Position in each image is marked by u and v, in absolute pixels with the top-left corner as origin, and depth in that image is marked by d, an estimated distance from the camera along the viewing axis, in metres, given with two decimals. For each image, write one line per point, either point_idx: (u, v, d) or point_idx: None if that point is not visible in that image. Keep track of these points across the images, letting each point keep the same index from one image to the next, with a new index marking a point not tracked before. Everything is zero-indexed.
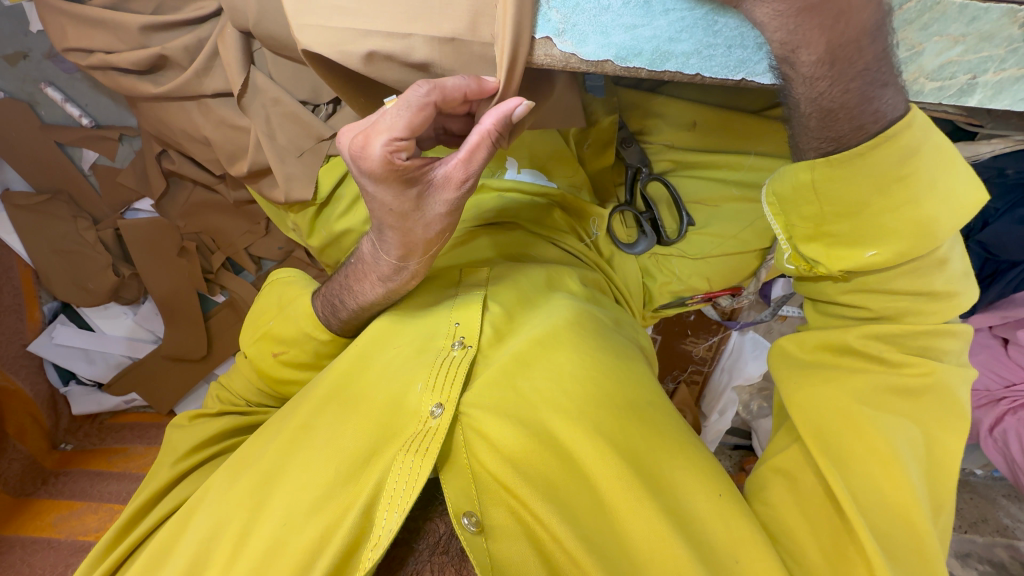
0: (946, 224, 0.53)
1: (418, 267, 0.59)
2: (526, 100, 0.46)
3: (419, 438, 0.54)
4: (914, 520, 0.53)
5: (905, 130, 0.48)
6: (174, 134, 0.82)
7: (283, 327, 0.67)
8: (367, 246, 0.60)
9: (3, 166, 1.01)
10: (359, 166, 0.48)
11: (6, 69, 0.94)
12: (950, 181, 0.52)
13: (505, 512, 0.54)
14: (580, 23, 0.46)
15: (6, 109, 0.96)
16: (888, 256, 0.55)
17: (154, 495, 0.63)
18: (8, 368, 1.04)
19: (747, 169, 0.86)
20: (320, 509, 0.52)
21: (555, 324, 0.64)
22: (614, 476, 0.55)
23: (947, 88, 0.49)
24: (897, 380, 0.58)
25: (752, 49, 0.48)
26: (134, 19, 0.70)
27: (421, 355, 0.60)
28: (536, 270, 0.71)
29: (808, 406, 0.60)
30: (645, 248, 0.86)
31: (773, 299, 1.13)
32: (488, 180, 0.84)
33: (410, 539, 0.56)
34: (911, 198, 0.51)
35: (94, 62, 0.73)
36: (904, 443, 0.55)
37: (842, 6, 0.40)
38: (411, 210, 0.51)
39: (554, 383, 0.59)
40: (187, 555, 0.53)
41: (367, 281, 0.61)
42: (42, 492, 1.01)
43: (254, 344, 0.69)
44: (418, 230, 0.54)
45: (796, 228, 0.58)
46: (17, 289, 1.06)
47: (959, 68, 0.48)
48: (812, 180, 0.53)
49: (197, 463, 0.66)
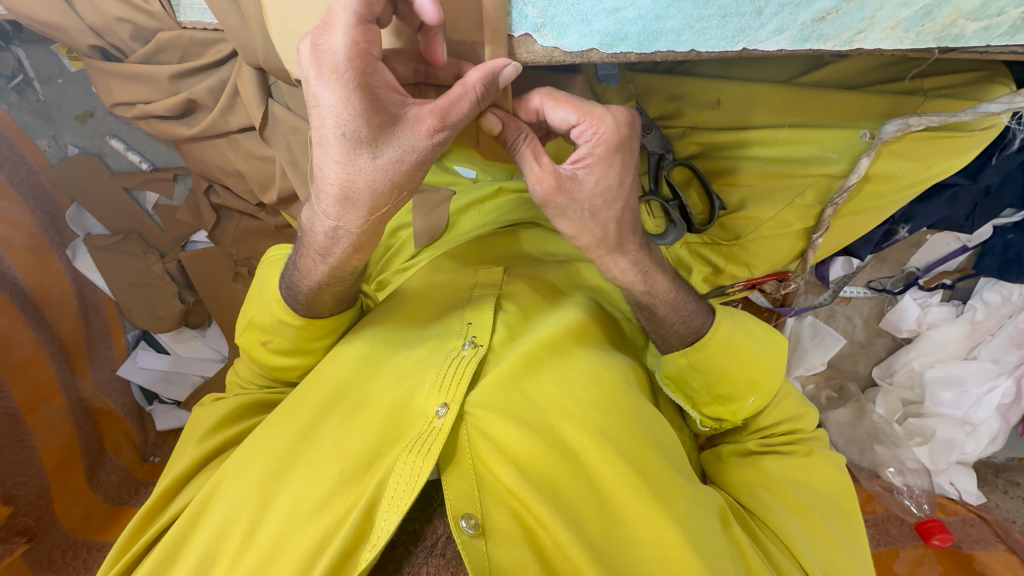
0: (772, 369, 0.67)
1: (354, 238, 0.55)
2: (515, 61, 0.45)
3: (423, 437, 0.55)
4: (843, 560, 0.61)
5: (718, 327, 0.66)
6: (213, 170, 0.89)
7: (261, 315, 0.67)
8: (308, 213, 0.57)
9: (82, 212, 1.14)
10: (319, 63, 0.42)
11: (79, 127, 1.11)
12: (759, 339, 0.67)
13: (508, 515, 0.53)
14: (558, 14, 0.44)
15: (82, 163, 1.11)
16: (760, 399, 0.67)
17: (169, 489, 0.67)
18: (102, 391, 1.16)
19: (782, 143, 0.78)
20: (325, 507, 0.54)
21: (568, 324, 0.67)
22: (620, 477, 0.56)
23: (995, 27, 0.43)
24: (787, 453, 0.68)
25: (752, 15, 0.43)
26: (163, 70, 0.77)
27: (433, 356, 0.62)
28: (556, 269, 0.75)
29: (741, 481, 0.68)
30: (677, 237, 0.79)
31: (833, 281, 1.05)
32: (507, 181, 0.86)
33: (408, 541, 0.56)
34: (750, 367, 0.66)
35: (138, 113, 0.82)
36: (813, 497, 0.65)
37: (621, 153, 0.52)
38: (368, 139, 0.45)
39: (561, 388, 0.60)
40: (201, 548, 0.56)
41: (314, 250, 0.58)
42: (137, 500, 1.13)
43: (243, 335, 0.70)
44: (358, 181, 0.48)
45: (696, 398, 0.68)
46: (104, 320, 1.19)
47: (1006, 2, 0.41)
48: (689, 363, 0.66)
49: (218, 445, 0.69)
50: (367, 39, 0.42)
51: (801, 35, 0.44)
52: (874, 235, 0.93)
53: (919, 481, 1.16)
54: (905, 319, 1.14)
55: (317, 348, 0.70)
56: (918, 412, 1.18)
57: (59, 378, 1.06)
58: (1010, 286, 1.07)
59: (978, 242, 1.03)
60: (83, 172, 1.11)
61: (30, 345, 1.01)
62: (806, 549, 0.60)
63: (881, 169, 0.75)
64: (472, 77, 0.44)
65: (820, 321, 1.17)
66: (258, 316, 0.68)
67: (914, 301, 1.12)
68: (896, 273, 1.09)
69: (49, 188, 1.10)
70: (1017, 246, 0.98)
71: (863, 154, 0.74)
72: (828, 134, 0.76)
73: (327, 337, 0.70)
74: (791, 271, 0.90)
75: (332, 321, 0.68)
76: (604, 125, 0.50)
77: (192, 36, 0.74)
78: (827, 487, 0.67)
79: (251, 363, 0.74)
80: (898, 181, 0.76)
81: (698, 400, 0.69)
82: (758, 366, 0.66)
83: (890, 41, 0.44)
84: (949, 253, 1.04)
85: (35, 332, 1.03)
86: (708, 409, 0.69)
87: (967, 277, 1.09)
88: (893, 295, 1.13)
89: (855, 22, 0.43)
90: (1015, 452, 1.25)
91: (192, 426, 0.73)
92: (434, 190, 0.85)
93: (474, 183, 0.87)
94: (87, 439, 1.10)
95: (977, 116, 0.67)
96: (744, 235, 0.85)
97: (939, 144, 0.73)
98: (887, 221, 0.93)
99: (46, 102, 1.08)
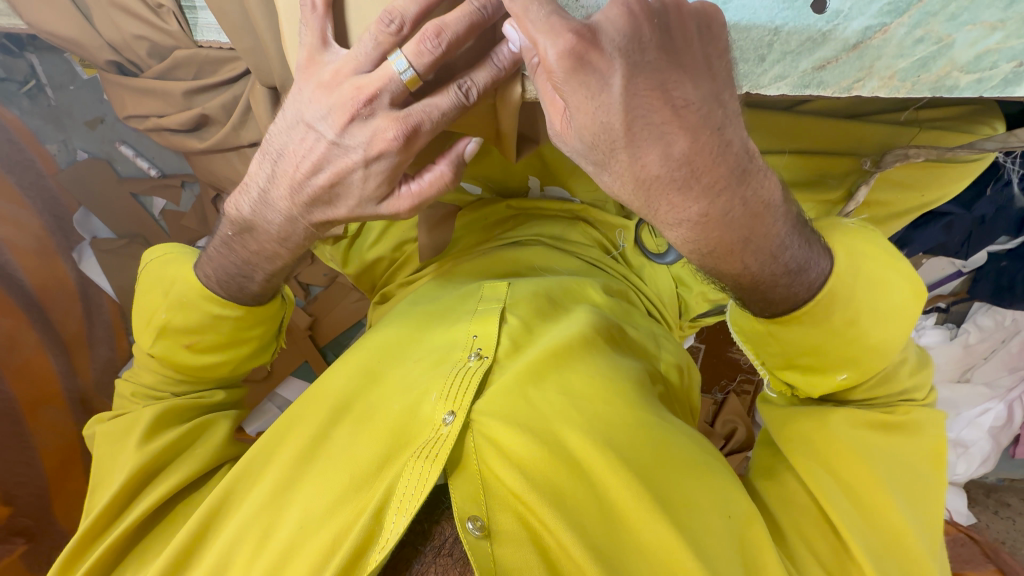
0: (892, 341, 0.55)
1: (308, 228, 0.61)
2: (475, 140, 0.56)
3: (430, 444, 0.56)
4: (903, 544, 0.55)
5: (827, 295, 0.52)
6: (222, 182, 0.91)
7: (181, 318, 0.67)
8: (252, 206, 0.62)
9: (89, 215, 1.15)
10: (372, 149, 0.53)
11: (90, 133, 1.14)
12: (884, 302, 0.54)
13: (513, 519, 0.54)
14: None
15: (89, 167, 1.14)
16: (858, 374, 0.57)
17: (111, 505, 0.61)
18: (101, 393, 1.11)
19: (781, 169, 0.79)
20: (335, 512, 0.55)
21: (570, 336, 0.68)
22: (624, 485, 0.57)
23: (988, 80, 0.43)
24: (873, 415, 0.60)
25: (753, 62, 0.45)
26: (178, 86, 0.78)
27: (440, 366, 0.64)
28: (560, 283, 0.77)
29: (797, 440, 0.62)
30: (675, 258, 0.89)
31: None
32: (514, 200, 0.92)
33: (416, 541, 0.57)
34: (863, 332, 0.54)
35: (150, 126, 0.84)
36: (888, 466, 0.58)
37: (602, 87, 0.41)
38: (373, 195, 0.57)
39: (565, 397, 0.62)
40: (214, 555, 0.56)
41: (265, 242, 0.63)
42: None
43: (156, 342, 0.68)
44: (365, 217, 0.60)
45: (768, 359, 0.60)
46: (107, 322, 1.15)
47: (1000, 56, 0.42)
48: (767, 328, 0.57)
49: (165, 447, 0.66)
50: (411, 134, 0.52)
51: (802, 82, 0.45)
52: None
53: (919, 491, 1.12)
54: None
55: (252, 337, 0.71)
56: None
57: (58, 378, 1.02)
58: (1002, 311, 1.09)
59: (973, 267, 1.04)
60: (93, 177, 1.15)
61: (34, 347, 0.99)
62: (856, 534, 0.55)
63: (878, 198, 0.77)
64: (443, 160, 0.55)
65: None
66: (173, 322, 0.67)
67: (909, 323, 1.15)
68: None
69: (56, 191, 1.11)
70: (1010, 273, 1.00)
71: (860, 182, 0.76)
72: (827, 162, 0.78)
73: (254, 329, 0.70)
74: None
75: (268, 309, 0.70)
76: (560, 45, 0.40)
77: (208, 54, 0.76)
78: (904, 457, 0.59)
79: (156, 369, 0.71)
80: (893, 208, 0.78)
81: (772, 364, 0.61)
82: (863, 342, 0.55)
83: (888, 89, 0.45)
84: (945, 277, 1.07)
85: (38, 333, 1.00)
86: (788, 371, 0.60)
87: (961, 301, 1.13)
88: None
89: (854, 71, 0.44)
90: (1006, 472, 1.28)
91: (112, 440, 0.68)
92: (440, 207, 0.91)
93: (479, 200, 0.93)
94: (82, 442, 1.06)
95: (972, 152, 0.68)
96: None
97: (935, 171, 0.74)
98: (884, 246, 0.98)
99: (58, 107, 1.11)
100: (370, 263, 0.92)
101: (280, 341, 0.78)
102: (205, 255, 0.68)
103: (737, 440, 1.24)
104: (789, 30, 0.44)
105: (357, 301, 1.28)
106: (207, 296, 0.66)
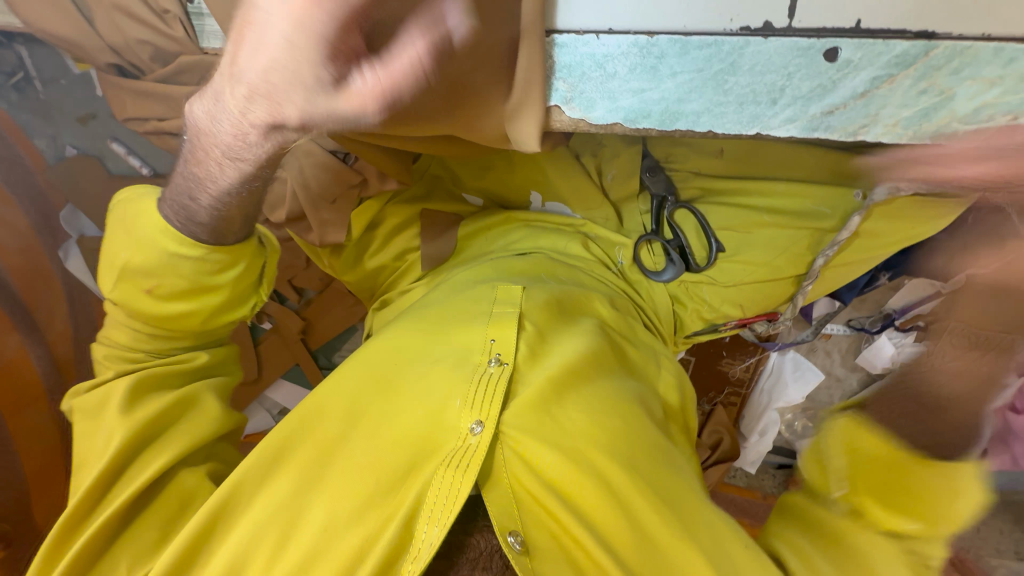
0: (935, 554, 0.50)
1: (256, 136, 0.54)
2: (463, 17, 0.42)
3: (459, 454, 0.58)
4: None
5: None
6: None
7: (142, 258, 0.66)
8: (208, 111, 0.57)
9: (77, 214, 1.13)
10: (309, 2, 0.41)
11: (80, 128, 1.09)
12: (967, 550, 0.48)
13: (545, 532, 0.59)
14: (587, 90, 0.48)
15: (80, 164, 1.11)
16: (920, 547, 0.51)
17: (96, 488, 0.59)
18: None
19: (780, 194, 0.84)
20: (363, 517, 0.57)
21: (584, 350, 0.69)
22: (650, 506, 0.59)
23: (984, 131, 0.46)
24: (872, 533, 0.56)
25: (766, 104, 0.47)
26: (182, 91, 0.77)
27: (459, 369, 0.65)
28: (571, 293, 0.78)
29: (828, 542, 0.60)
30: (672, 277, 0.87)
31: (816, 319, 1.11)
32: (517, 212, 0.93)
33: (449, 553, 0.60)
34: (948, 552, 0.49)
35: (150, 128, 0.83)
36: None
37: None
38: (311, 82, 0.45)
39: (585, 414, 0.64)
40: (226, 559, 0.56)
41: (219, 153, 0.58)
42: None
43: (119, 287, 0.67)
44: (314, 115, 0.48)
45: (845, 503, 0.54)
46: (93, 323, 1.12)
47: (996, 110, 0.44)
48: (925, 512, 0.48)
49: (147, 421, 0.63)
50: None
51: (810, 125, 0.47)
52: (858, 281, 1.00)
53: None
54: (880, 357, 1.20)
55: (223, 283, 0.69)
56: None
57: (43, 378, 0.98)
58: None
59: (953, 289, 1.05)
60: (81, 173, 1.11)
61: (15, 347, 0.95)
62: None
63: (870, 228, 0.80)
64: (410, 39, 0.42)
65: (800, 356, 1.26)
66: (133, 262, 0.66)
67: (889, 340, 1.18)
68: (874, 313, 1.17)
69: (45, 189, 1.09)
70: None
71: (854, 212, 0.80)
72: (821, 191, 0.81)
73: (219, 278, 0.68)
74: (782, 312, 0.92)
75: (241, 248, 0.69)
76: None
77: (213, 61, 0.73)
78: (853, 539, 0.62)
79: (127, 325, 0.70)
80: (885, 238, 0.82)
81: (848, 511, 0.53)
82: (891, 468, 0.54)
83: (889, 135, 0.47)
84: (925, 298, 1.10)
85: (22, 336, 0.97)
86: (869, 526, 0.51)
87: None
88: (870, 334, 1.19)
89: (860, 117, 0.46)
90: None
91: (91, 415, 0.66)
92: (442, 216, 0.92)
93: (481, 210, 0.95)
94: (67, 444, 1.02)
95: (959, 188, 0.71)
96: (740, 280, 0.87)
97: (919, 206, 0.77)
98: (874, 267, 1.00)
99: (46, 101, 1.07)
100: (372, 271, 0.92)
101: (260, 292, 0.77)
102: (172, 185, 0.66)
103: (722, 451, 1.30)
104: (800, 76, 0.45)
105: (353, 305, 1.25)
106: (168, 230, 0.65)
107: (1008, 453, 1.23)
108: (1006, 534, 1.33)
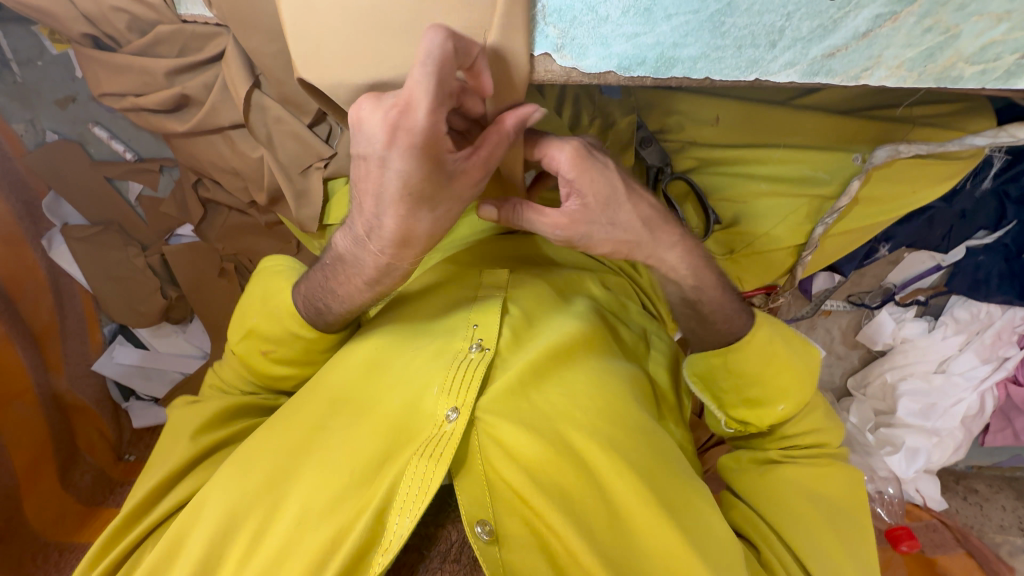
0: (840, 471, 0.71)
1: None
2: None
3: (432, 442, 0.56)
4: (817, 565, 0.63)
5: None
6: (203, 164, 0.92)
7: (267, 326, 0.69)
8: None
9: (58, 201, 1.06)
10: None
11: (60, 113, 1.03)
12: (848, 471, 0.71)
13: (517, 520, 0.56)
14: (579, 36, 0.45)
15: (63, 151, 1.04)
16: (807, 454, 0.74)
17: (145, 498, 0.64)
18: (75, 386, 1.06)
19: (775, 162, 0.82)
20: (335, 510, 0.55)
21: (566, 333, 0.67)
22: (632, 489, 0.58)
23: (991, 71, 0.44)
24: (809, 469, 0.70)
25: (764, 47, 0.45)
26: (160, 65, 0.80)
27: (440, 357, 0.62)
28: (559, 275, 0.76)
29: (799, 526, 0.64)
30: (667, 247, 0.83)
31: (814, 294, 1.09)
32: None
33: (421, 545, 0.58)
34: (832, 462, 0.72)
35: (127, 105, 0.84)
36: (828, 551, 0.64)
37: None
38: None
39: (567, 397, 0.62)
40: (195, 556, 0.54)
41: None
42: (111, 501, 1.05)
43: (243, 342, 0.71)
44: None
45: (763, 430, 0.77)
46: (79, 314, 1.09)
47: (1004, 48, 0.43)
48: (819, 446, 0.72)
49: (213, 443, 0.68)
50: None
51: (811, 70, 0.46)
52: (857, 253, 0.98)
53: (890, 488, 1.24)
54: (881, 333, 1.19)
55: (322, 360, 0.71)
56: (889, 422, 1.24)
57: (27, 372, 0.97)
58: (978, 304, 1.11)
59: (951, 261, 1.05)
60: (63, 160, 1.04)
61: None
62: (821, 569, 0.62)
63: (868, 193, 0.79)
64: None
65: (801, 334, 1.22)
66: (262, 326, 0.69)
67: (890, 316, 1.17)
68: (874, 288, 1.14)
69: (24, 175, 1.02)
70: (986, 267, 1.04)
71: (853, 176, 0.78)
72: (819, 156, 0.80)
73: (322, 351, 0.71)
74: (779, 285, 0.91)
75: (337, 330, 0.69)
76: None
77: (193, 29, 0.78)
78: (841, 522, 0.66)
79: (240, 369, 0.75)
80: (884, 204, 0.81)
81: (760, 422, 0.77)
82: (793, 377, 0.69)
83: (893, 79, 0.45)
84: (924, 271, 1.07)
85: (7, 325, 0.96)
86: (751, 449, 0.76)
87: (939, 294, 1.13)
88: (870, 308, 1.18)
89: (863, 59, 0.44)
90: (975, 460, 1.33)
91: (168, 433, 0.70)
92: None
93: None
94: (52, 432, 1.00)
95: (962, 147, 0.71)
96: (738, 249, 0.86)
97: (923, 169, 0.77)
98: (870, 240, 0.99)
99: (25, 85, 1.00)
100: None
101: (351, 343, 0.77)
102: None
103: None
104: (801, 15, 0.43)
105: None
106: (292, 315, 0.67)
107: (1008, 429, 1.23)
108: (1010, 510, 1.32)
